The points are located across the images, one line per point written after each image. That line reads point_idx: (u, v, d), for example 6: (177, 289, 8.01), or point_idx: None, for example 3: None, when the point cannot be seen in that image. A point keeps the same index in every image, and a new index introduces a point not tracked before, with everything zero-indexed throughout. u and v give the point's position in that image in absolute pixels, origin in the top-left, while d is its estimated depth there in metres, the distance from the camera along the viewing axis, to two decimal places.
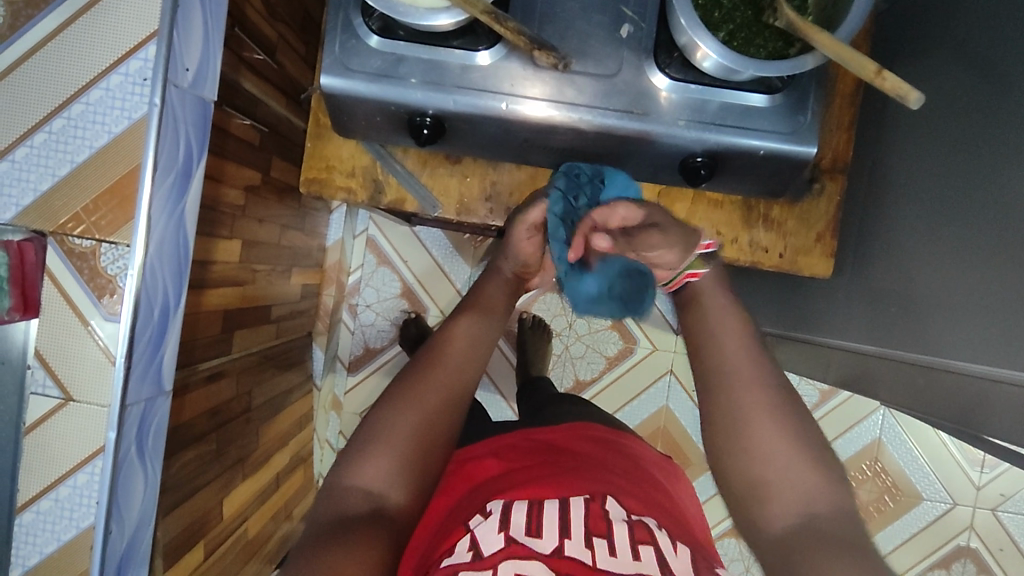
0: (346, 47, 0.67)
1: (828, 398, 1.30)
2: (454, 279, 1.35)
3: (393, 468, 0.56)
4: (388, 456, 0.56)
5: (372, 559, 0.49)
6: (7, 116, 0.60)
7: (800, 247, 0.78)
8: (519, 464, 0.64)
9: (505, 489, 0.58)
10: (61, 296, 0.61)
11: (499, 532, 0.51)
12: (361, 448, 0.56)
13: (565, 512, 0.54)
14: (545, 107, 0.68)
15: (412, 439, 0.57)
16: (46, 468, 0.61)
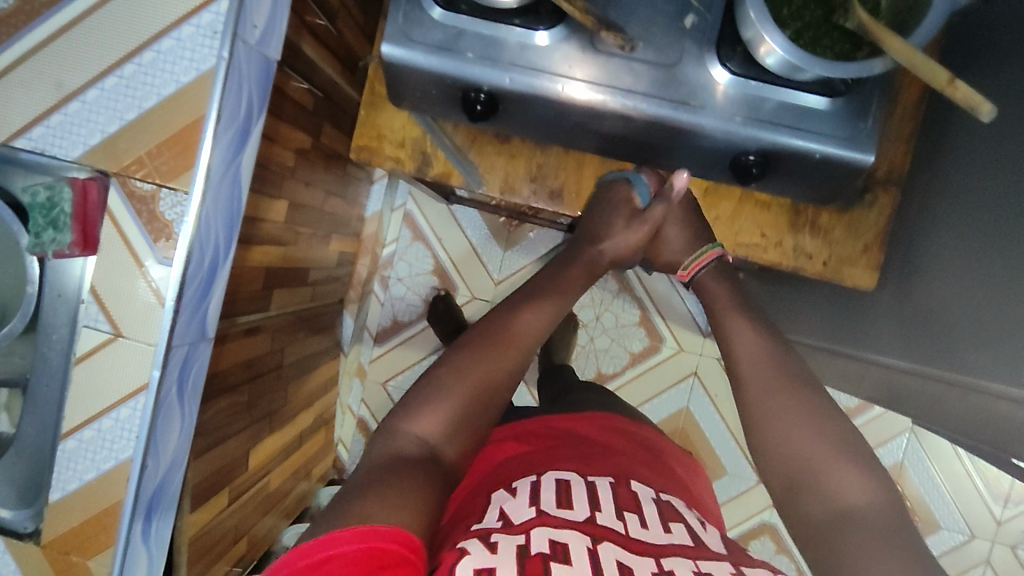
0: (410, 18, 0.68)
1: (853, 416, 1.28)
2: (487, 261, 1.36)
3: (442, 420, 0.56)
4: (440, 412, 0.56)
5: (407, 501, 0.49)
6: (79, 57, 0.62)
7: (845, 257, 0.77)
8: (539, 445, 0.64)
9: (532, 468, 0.59)
10: (118, 235, 0.63)
11: (530, 506, 0.52)
12: (415, 400, 0.57)
13: (594, 490, 0.55)
14: (601, 91, 0.68)
15: (469, 398, 0.58)
16: (92, 399, 0.64)
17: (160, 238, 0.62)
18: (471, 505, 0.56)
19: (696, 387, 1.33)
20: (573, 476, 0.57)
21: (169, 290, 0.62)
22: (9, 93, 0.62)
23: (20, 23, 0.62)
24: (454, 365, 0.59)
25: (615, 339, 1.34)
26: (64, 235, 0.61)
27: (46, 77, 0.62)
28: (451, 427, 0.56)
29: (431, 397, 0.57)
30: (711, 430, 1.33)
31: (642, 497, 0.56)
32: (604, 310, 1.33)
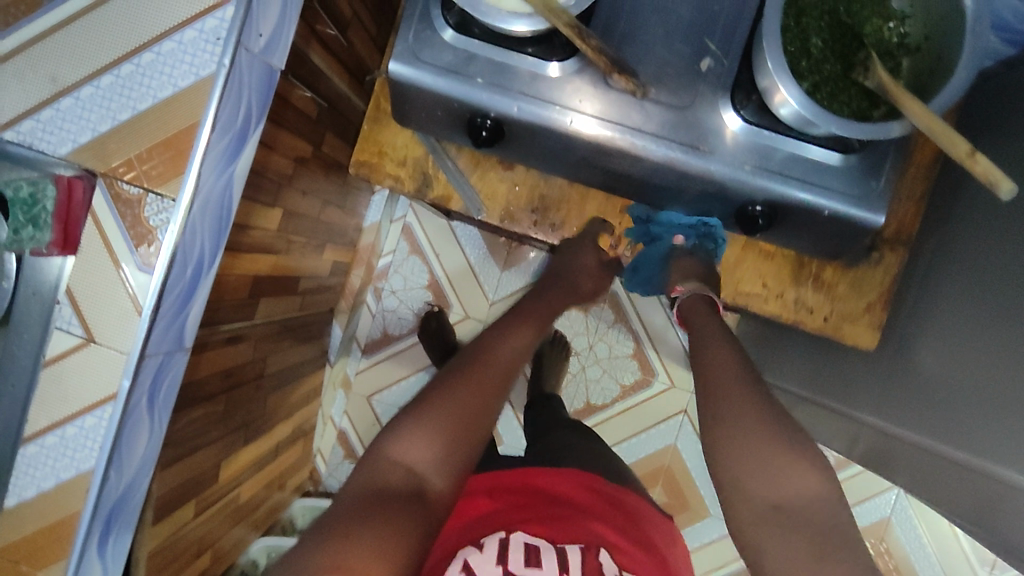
0: (420, 38, 0.67)
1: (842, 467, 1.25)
2: (483, 280, 1.34)
3: (432, 446, 0.54)
4: (429, 440, 0.54)
5: (387, 551, 0.47)
6: (78, 52, 0.60)
7: (847, 313, 0.75)
8: (516, 501, 0.63)
9: (501, 526, 0.58)
10: (100, 238, 0.60)
11: (495, 565, 0.51)
12: (403, 424, 0.55)
13: (563, 558, 0.53)
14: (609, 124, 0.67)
15: (459, 422, 0.56)
16: (58, 404, 0.62)
17: (140, 244, 0.60)
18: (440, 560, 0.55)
19: (685, 425, 1.31)
20: (542, 542, 0.55)
21: (147, 299, 0.60)
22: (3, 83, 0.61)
23: (21, 14, 0.60)
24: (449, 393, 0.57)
25: (606, 370, 1.31)
26: (44, 233, 0.60)
27: (42, 69, 0.61)
28: (439, 453, 0.54)
29: (420, 420, 0.55)
30: (698, 470, 1.31)
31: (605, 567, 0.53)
32: (597, 340, 1.31)
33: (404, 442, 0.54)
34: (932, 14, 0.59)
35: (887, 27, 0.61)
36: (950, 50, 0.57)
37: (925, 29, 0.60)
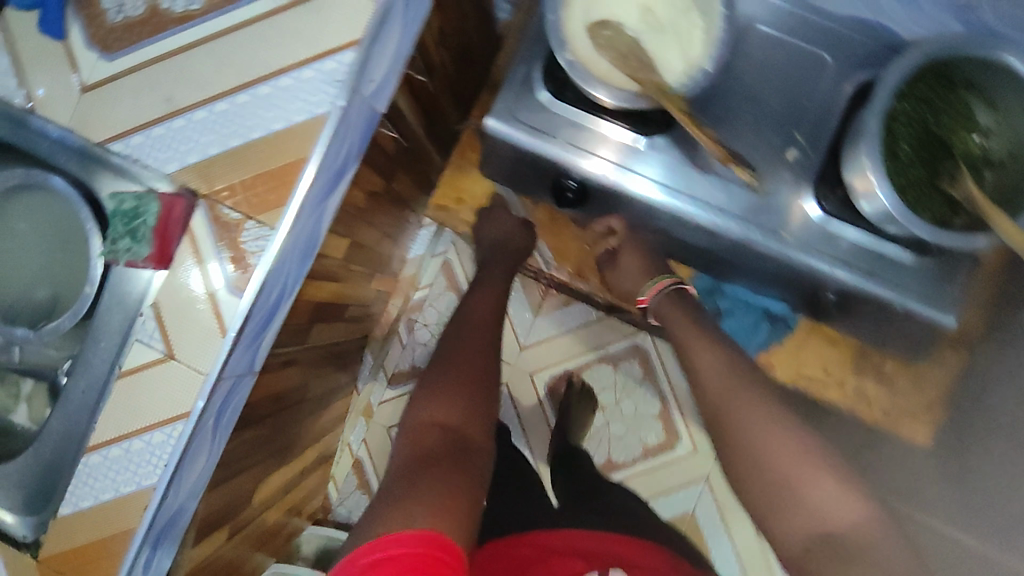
0: (520, 98, 0.70)
1: None
2: (516, 323, 1.35)
3: (452, 405, 0.66)
4: (451, 405, 0.65)
5: (447, 490, 0.56)
6: (195, 77, 0.61)
7: (904, 409, 0.77)
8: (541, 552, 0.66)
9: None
10: (195, 258, 0.61)
11: None
12: (424, 398, 0.66)
13: None
14: (650, 170, 0.69)
15: (471, 389, 0.68)
16: (128, 417, 0.62)
17: (235, 270, 0.61)
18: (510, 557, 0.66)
19: (705, 493, 1.30)
20: None
21: (233, 321, 0.61)
22: (116, 98, 0.62)
23: (145, 34, 0.61)
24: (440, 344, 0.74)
25: (630, 428, 1.32)
26: (142, 246, 0.60)
27: (157, 89, 0.61)
28: (461, 409, 0.65)
29: (436, 391, 0.67)
30: (715, 542, 1.29)
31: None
32: (625, 397, 1.32)
33: (431, 414, 0.65)
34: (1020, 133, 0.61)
35: (974, 139, 0.62)
36: None
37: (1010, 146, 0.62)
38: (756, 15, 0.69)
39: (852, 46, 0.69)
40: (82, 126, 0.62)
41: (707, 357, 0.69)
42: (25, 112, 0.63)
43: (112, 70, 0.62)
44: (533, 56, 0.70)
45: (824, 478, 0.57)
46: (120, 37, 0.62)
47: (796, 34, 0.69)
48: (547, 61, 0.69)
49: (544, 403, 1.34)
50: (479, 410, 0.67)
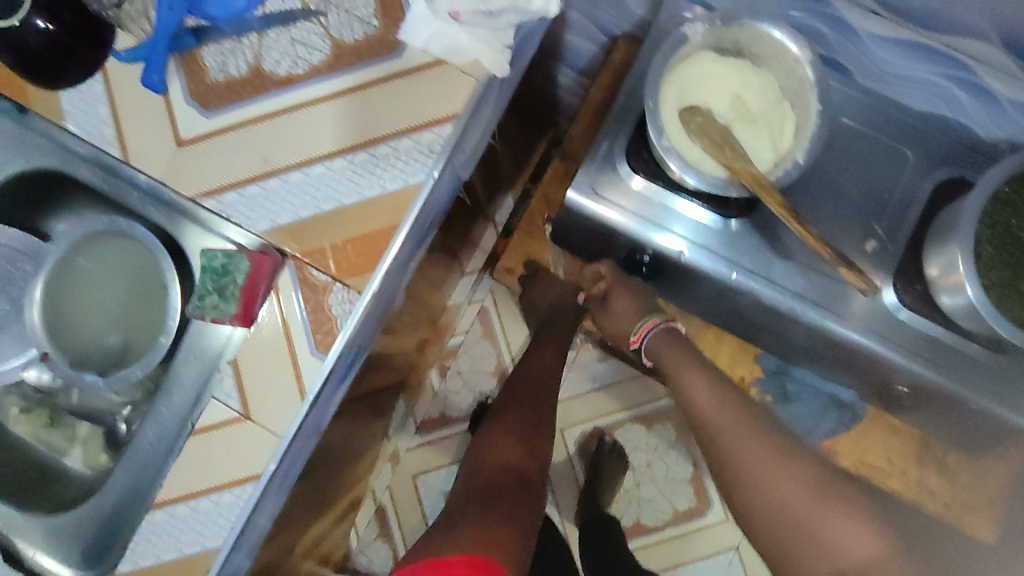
0: (602, 172, 0.71)
1: None
2: None
3: (514, 442, 0.81)
4: (512, 445, 0.81)
5: (503, 521, 0.71)
6: (294, 140, 0.62)
7: (966, 503, 0.78)
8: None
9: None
10: (279, 318, 0.61)
11: None
12: (490, 434, 0.83)
13: None
14: (681, 227, 0.69)
15: (531, 433, 0.83)
16: (199, 475, 0.61)
17: (320, 334, 0.61)
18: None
19: (734, 563, 1.27)
20: None
21: (314, 384, 0.60)
22: (213, 156, 0.62)
23: (246, 94, 0.62)
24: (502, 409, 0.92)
25: (661, 492, 1.30)
26: (229, 305, 0.60)
27: (256, 149, 0.62)
28: (519, 447, 0.81)
29: (501, 432, 0.82)
30: None
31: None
32: (657, 458, 1.30)
33: (497, 451, 0.80)
34: None
35: None
36: None
37: None
38: (842, 108, 0.71)
39: (932, 141, 0.70)
40: (176, 181, 0.62)
41: (707, 398, 0.75)
42: (119, 163, 0.64)
43: (210, 127, 0.62)
44: (617, 132, 0.71)
45: (829, 508, 0.68)
46: (220, 95, 0.62)
47: (878, 127, 0.71)
48: (630, 139, 0.70)
49: (574, 460, 1.31)
50: (535, 451, 0.82)
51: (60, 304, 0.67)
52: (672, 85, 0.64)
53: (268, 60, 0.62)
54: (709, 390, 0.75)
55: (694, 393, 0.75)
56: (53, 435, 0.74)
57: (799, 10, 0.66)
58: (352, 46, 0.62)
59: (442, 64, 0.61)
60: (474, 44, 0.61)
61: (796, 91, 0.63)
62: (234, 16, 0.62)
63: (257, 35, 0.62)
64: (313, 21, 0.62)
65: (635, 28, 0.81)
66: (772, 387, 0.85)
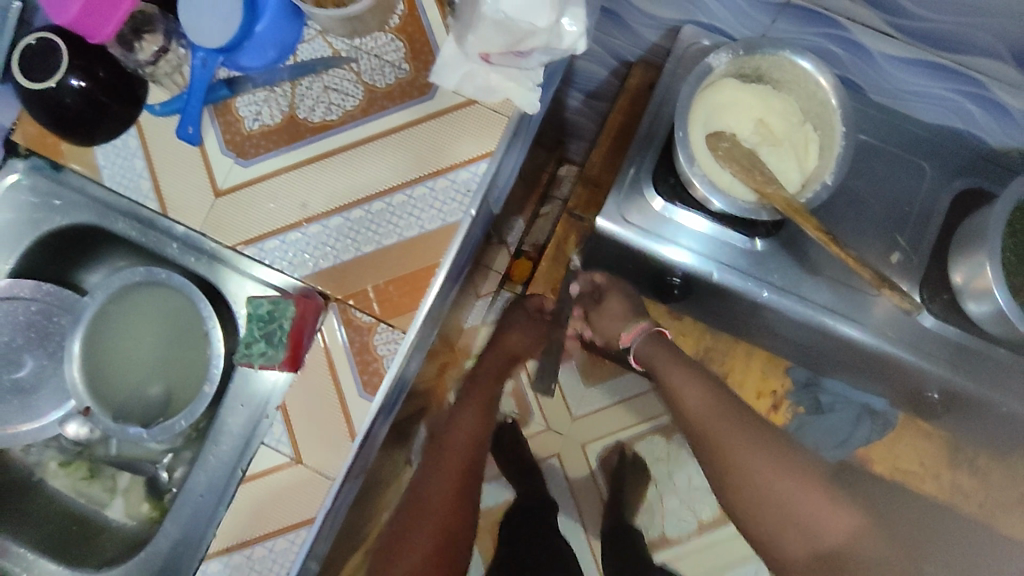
0: (630, 197, 0.73)
1: None
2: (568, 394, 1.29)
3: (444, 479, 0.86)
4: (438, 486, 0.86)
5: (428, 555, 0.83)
6: (332, 184, 0.63)
7: (998, 502, 0.79)
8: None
9: None
10: (326, 361, 0.62)
11: None
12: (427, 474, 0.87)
13: None
14: (687, 240, 0.71)
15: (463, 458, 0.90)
16: (251, 523, 0.61)
17: (366, 374, 0.61)
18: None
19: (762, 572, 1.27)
20: None
21: (362, 425, 0.60)
22: (251, 204, 0.63)
23: (282, 141, 0.63)
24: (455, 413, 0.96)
25: (685, 503, 1.30)
26: (277, 351, 0.60)
27: (294, 195, 0.63)
28: (442, 481, 0.86)
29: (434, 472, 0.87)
30: None
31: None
32: (678, 470, 1.30)
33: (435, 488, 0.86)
34: None
35: None
36: None
37: None
38: (860, 124, 0.72)
39: (947, 154, 0.72)
40: (216, 230, 0.63)
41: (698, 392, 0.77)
42: (157, 215, 0.64)
43: (247, 175, 0.63)
44: (642, 157, 0.72)
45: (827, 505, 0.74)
46: (256, 144, 0.63)
47: (894, 142, 0.73)
48: (656, 165, 0.71)
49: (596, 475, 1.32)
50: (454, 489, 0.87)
51: (100, 358, 0.67)
52: (699, 112, 0.65)
53: (302, 108, 0.64)
54: (705, 394, 0.77)
55: (678, 388, 0.78)
56: (92, 486, 0.74)
57: (814, 35, 0.68)
58: (385, 90, 0.64)
59: (473, 104, 0.63)
60: (505, 83, 0.62)
61: (819, 113, 0.65)
62: (266, 66, 0.63)
63: (290, 83, 0.64)
64: (346, 68, 0.64)
65: (650, 54, 0.83)
66: (805, 397, 0.82)
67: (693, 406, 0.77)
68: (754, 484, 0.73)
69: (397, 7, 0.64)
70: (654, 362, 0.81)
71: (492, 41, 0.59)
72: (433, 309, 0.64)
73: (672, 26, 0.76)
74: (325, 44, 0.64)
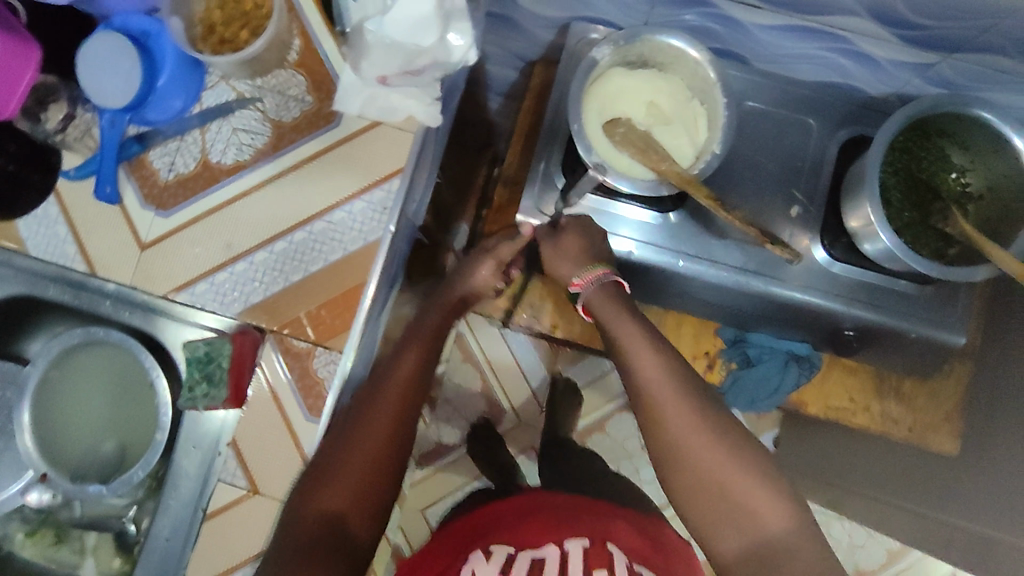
0: (543, 192, 0.78)
1: (894, 559, 1.20)
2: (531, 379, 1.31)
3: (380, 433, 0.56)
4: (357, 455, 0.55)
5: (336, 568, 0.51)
6: (254, 221, 0.65)
7: (928, 423, 0.82)
8: (483, 523, 0.68)
9: (519, 541, 0.62)
10: (269, 391, 0.63)
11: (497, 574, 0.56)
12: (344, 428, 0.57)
13: (566, 556, 0.59)
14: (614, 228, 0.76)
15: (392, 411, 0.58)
16: (220, 557, 0.63)
17: (311, 398, 0.63)
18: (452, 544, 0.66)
19: None
20: (549, 551, 0.59)
21: (312, 446, 0.63)
22: (178, 252, 0.65)
23: (199, 187, 0.65)
24: (388, 357, 0.62)
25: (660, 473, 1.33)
26: (219, 390, 0.62)
27: (219, 237, 0.65)
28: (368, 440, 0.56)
29: (353, 427, 0.57)
30: None
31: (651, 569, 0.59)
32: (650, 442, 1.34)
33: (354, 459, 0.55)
34: (992, 171, 0.70)
35: (952, 178, 0.71)
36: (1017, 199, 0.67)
37: (986, 181, 0.71)
38: (746, 94, 0.77)
39: (830, 109, 0.78)
40: (146, 282, 0.64)
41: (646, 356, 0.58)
42: (87, 276, 0.66)
43: (170, 225, 0.65)
44: (550, 152, 0.78)
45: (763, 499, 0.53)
46: (174, 193, 0.65)
47: (780, 104, 0.78)
48: (563, 157, 0.77)
49: None
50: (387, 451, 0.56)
51: (51, 421, 0.68)
52: (593, 104, 0.70)
53: (213, 152, 0.66)
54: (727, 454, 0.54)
55: (678, 430, 0.55)
56: (61, 551, 0.73)
57: (688, 14, 0.72)
58: (292, 123, 0.66)
59: (378, 125, 0.66)
60: (404, 101, 0.65)
61: (700, 89, 0.70)
62: (174, 117, 0.65)
63: (199, 130, 0.66)
64: (251, 108, 0.66)
65: (549, 52, 0.87)
66: (737, 354, 0.84)
67: (710, 475, 0.54)
68: (767, 542, 0.52)
69: (292, 43, 0.66)
70: (604, 326, 0.62)
71: (387, 61, 0.61)
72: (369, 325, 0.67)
73: (563, 24, 0.80)
74: (228, 88, 0.66)
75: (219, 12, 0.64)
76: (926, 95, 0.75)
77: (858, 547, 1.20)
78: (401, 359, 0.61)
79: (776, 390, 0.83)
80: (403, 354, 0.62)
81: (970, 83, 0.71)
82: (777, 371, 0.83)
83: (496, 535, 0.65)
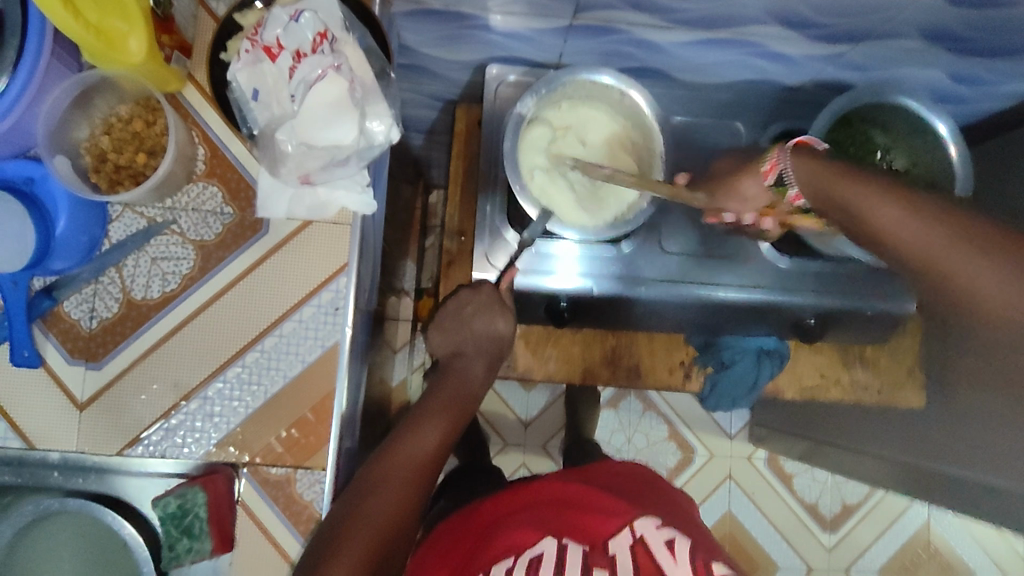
0: (494, 242, 0.76)
1: (867, 495, 1.27)
2: (510, 400, 1.24)
3: (406, 486, 0.56)
4: (382, 497, 0.54)
5: None
6: (200, 352, 0.60)
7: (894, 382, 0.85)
8: (483, 517, 0.61)
9: (520, 537, 0.55)
10: (256, 528, 0.60)
11: None
12: (369, 478, 0.56)
13: (565, 556, 0.52)
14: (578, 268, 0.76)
15: (417, 468, 0.58)
16: None
17: (302, 525, 0.60)
18: (456, 542, 0.59)
19: (735, 490, 1.26)
20: (549, 544, 0.53)
21: None
22: (123, 404, 0.59)
23: (128, 330, 0.60)
24: (404, 430, 0.61)
25: (648, 459, 1.25)
26: (203, 542, 0.58)
27: (163, 378, 0.59)
28: (397, 496, 0.55)
29: (380, 477, 0.56)
30: (760, 533, 1.25)
31: (654, 542, 0.54)
32: (634, 431, 1.26)
33: (379, 500, 0.54)
34: (917, 147, 0.70)
35: (881, 157, 0.70)
36: (942, 175, 0.68)
37: (914, 157, 0.70)
38: (672, 109, 0.78)
39: (753, 109, 0.79)
40: (94, 444, 0.59)
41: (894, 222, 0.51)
42: (25, 451, 0.59)
43: (105, 377, 0.59)
44: (493, 198, 0.76)
45: None
46: (102, 342, 0.60)
47: (703, 113, 0.79)
48: (507, 204, 0.75)
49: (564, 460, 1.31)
50: (413, 501, 0.56)
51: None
52: (532, 155, 0.69)
53: (135, 287, 0.60)
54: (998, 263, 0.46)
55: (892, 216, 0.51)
56: None
57: (602, 43, 0.70)
58: (216, 241, 0.61)
59: (311, 223, 0.62)
60: (334, 193, 0.61)
61: (629, 114, 0.71)
62: (84, 259, 0.60)
63: (116, 267, 0.60)
64: (168, 232, 0.61)
65: (467, 91, 0.84)
66: (710, 359, 0.85)
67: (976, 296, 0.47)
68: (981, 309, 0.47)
69: (197, 154, 0.62)
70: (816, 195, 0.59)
71: (305, 163, 0.58)
72: (345, 430, 0.63)
73: (477, 65, 0.77)
74: (137, 216, 0.61)
75: (108, 138, 0.60)
76: (842, 79, 0.76)
77: (841, 484, 1.27)
78: (421, 430, 0.61)
79: (767, 378, 0.85)
80: (422, 428, 0.61)
81: (881, 65, 0.72)
82: (763, 365, 0.84)
83: (497, 537, 0.56)
